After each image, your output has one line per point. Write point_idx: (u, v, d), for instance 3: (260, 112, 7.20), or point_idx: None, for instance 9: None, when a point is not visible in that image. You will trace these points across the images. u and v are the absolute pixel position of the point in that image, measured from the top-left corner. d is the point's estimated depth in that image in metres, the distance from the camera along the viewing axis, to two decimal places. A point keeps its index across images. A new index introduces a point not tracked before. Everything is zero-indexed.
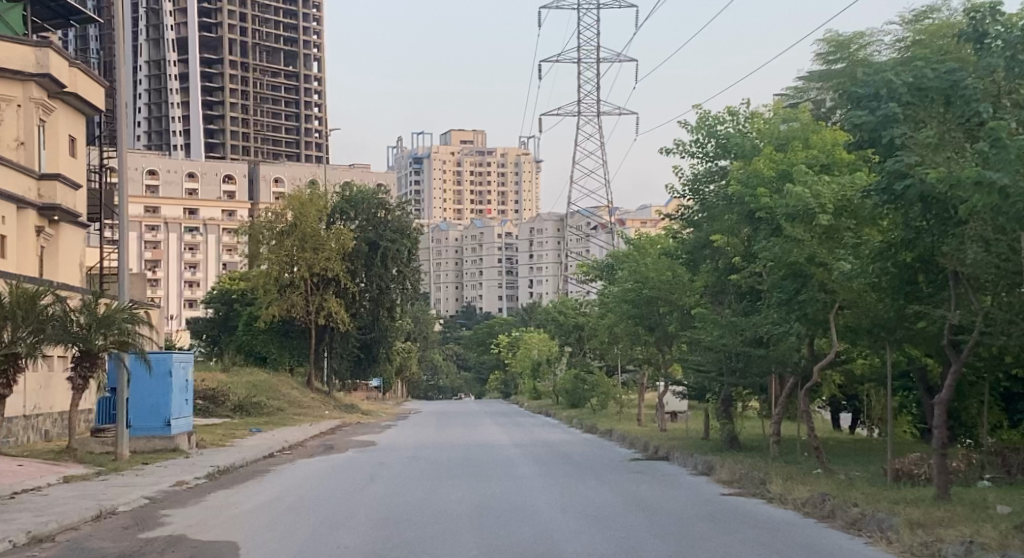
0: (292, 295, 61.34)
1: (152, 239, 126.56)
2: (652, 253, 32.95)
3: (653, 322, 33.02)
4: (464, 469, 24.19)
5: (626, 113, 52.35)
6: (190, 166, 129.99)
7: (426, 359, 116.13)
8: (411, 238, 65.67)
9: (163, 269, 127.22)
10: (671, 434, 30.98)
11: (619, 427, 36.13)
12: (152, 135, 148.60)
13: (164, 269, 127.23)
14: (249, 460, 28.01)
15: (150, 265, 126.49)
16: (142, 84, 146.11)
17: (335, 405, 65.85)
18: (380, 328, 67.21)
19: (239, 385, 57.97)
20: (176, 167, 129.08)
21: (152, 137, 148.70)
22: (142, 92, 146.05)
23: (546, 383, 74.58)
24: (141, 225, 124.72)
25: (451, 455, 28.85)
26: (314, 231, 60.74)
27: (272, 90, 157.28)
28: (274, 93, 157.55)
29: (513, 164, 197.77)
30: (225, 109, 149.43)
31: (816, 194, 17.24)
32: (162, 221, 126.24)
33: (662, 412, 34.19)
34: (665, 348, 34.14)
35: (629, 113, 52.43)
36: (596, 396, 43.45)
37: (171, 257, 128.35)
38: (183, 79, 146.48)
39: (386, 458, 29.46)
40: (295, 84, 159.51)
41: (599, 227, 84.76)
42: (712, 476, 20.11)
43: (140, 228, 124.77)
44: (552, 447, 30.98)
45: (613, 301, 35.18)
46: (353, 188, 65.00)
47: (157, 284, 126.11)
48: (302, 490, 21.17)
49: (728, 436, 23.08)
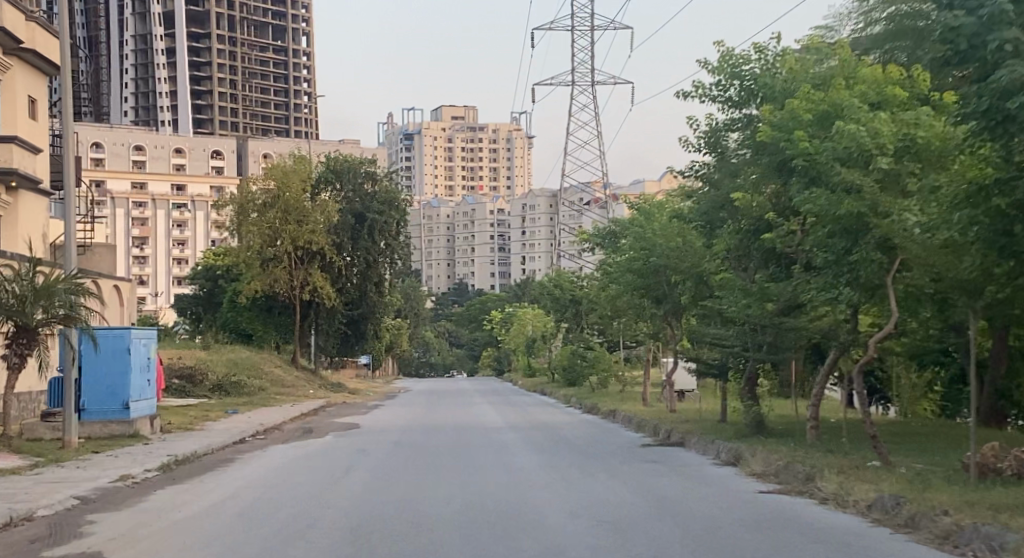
0: (276, 270, 58.19)
1: (139, 216, 123.53)
2: (660, 217, 30.17)
3: (661, 293, 30.23)
4: (452, 458, 21.52)
5: (624, 80, 49.38)
6: (178, 141, 125.55)
7: (417, 337, 113.48)
8: (400, 210, 62.82)
9: (152, 247, 124.83)
10: (683, 415, 28.14)
11: (623, 407, 33.39)
12: (138, 110, 145.40)
13: (152, 247, 124.92)
14: (216, 447, 25.18)
15: (138, 243, 124.08)
16: (129, 59, 142.85)
17: (321, 384, 63.03)
18: (369, 304, 64.14)
19: (218, 363, 55.05)
20: (163, 142, 124.87)
21: (138, 111, 145.21)
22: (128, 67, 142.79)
23: (540, 361, 71.88)
24: (128, 202, 121.87)
25: (436, 441, 26.22)
26: (299, 203, 57.79)
27: (260, 65, 154.10)
28: (263, 68, 154.51)
29: (504, 140, 194.78)
30: (213, 84, 146.43)
31: (873, 131, 14.53)
32: (149, 197, 123.14)
33: (671, 389, 31.30)
34: (674, 321, 31.31)
35: (627, 79, 49.42)
36: (595, 374, 40.74)
37: (160, 235, 125.57)
38: (170, 54, 143.13)
39: (368, 444, 26.78)
40: (284, 59, 156.70)
41: (594, 201, 82.11)
42: (742, 467, 17.35)
43: (127, 204, 122.02)
44: (551, 431, 28.36)
45: (616, 270, 32.38)
46: (338, 158, 62.04)
47: (144, 262, 124.28)
48: (270, 482, 18.51)
49: (755, 420, 20.30)
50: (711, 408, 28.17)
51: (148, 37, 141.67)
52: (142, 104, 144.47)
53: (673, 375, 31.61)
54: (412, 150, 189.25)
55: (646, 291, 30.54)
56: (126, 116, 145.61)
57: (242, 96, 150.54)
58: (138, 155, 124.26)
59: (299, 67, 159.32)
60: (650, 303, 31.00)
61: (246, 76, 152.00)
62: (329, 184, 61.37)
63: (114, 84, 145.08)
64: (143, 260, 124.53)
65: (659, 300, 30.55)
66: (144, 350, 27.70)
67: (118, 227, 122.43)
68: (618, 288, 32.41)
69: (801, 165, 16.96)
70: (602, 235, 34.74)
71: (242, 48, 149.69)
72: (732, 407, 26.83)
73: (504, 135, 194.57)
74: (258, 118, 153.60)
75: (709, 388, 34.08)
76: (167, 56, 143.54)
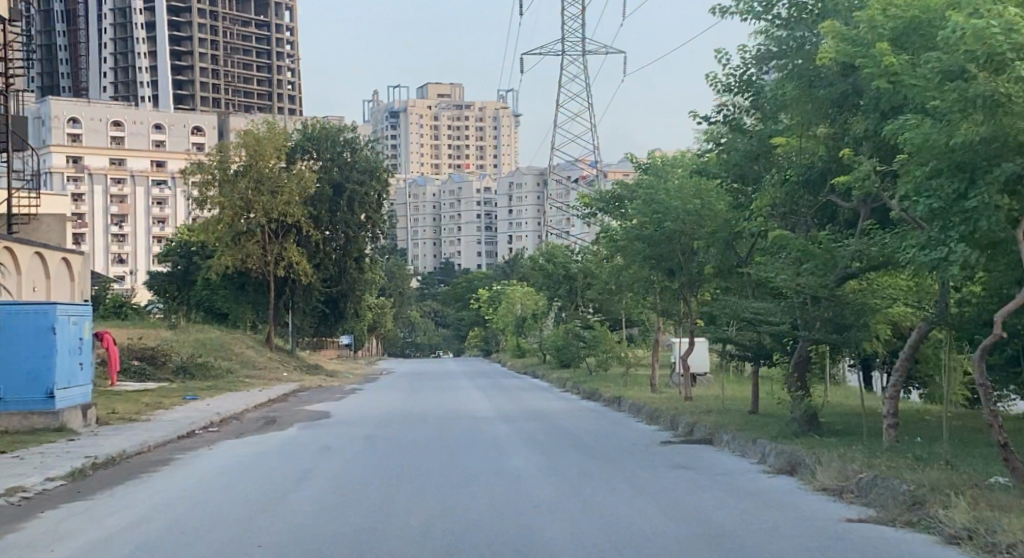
0: (248, 244, 54.12)
1: (117, 193, 119.50)
2: (675, 178, 26.34)
3: (677, 263, 26.30)
4: (434, 460, 17.89)
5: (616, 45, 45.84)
6: (157, 117, 120.61)
7: (401, 317, 109.91)
8: (382, 181, 58.58)
9: (130, 224, 120.13)
10: (703, 403, 24.20)
11: (629, 393, 29.62)
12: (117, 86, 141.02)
13: (132, 224, 120.21)
14: (154, 445, 21.31)
15: (116, 221, 119.43)
16: (107, 33, 138.44)
17: (297, 365, 59.13)
18: (349, 281, 59.58)
19: (185, 344, 51.05)
20: (141, 117, 119.54)
21: (118, 88, 140.22)
22: (107, 42, 138.44)
23: (530, 341, 68.15)
24: (106, 177, 117.82)
25: (417, 435, 22.62)
26: (272, 172, 53.88)
27: (243, 40, 149.80)
28: (245, 43, 150.12)
29: (491, 118, 190.92)
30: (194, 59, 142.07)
31: (1008, 25, 10.91)
32: (128, 173, 118.81)
33: (688, 369, 27.28)
34: (690, 293, 27.34)
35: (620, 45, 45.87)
36: (593, 355, 36.80)
37: (139, 212, 121.13)
38: (149, 29, 138.59)
39: (338, 438, 23.17)
40: (266, 35, 152.43)
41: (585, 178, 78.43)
42: (804, 480, 13.48)
43: (105, 180, 117.98)
44: (550, 422, 24.72)
45: (620, 239, 28.57)
46: (316, 125, 57.97)
47: (124, 240, 119.42)
48: (203, 494, 14.78)
49: (807, 416, 16.43)
50: (740, 397, 24.26)
51: (127, 11, 137.17)
52: (121, 79, 139.83)
53: (688, 356, 27.65)
54: (398, 127, 184.65)
55: (659, 260, 26.68)
56: (106, 92, 140.59)
57: (223, 71, 145.74)
58: (116, 131, 118.81)
59: (281, 43, 154.82)
60: (663, 274, 27.08)
61: (228, 51, 147.19)
62: (306, 153, 57.29)
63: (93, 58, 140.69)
64: (122, 238, 119.45)
65: (671, 269, 26.71)
66: (75, 330, 23.66)
67: (95, 204, 118.04)
68: (624, 259, 28.49)
69: (884, 87, 13.34)
70: (606, 198, 30.58)
71: (223, 22, 145.23)
72: (764, 397, 22.93)
73: (490, 113, 190.14)
74: (240, 95, 148.39)
75: (725, 371, 30.33)
76: (145, 30, 138.95)
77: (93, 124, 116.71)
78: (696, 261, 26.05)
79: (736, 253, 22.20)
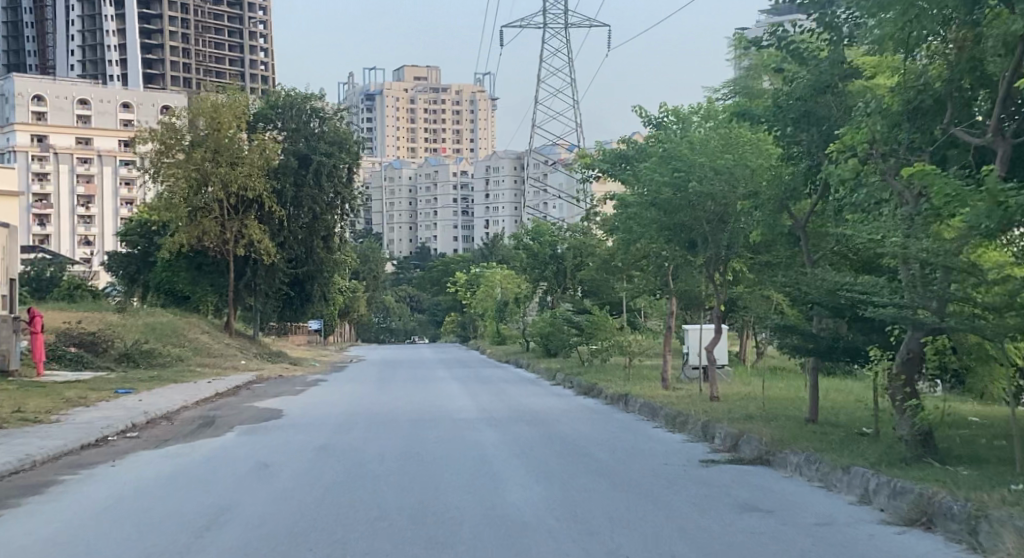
0: (205, 221, 49.03)
1: (84, 172, 113.55)
2: (700, 132, 21.61)
3: (701, 232, 21.56)
4: (404, 492, 13.35)
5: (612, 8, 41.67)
6: (124, 95, 115.00)
7: (375, 302, 105.10)
8: (353, 153, 53.53)
9: (97, 206, 113.82)
10: (738, 406, 19.50)
11: (639, 391, 24.90)
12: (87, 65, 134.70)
13: (98, 206, 113.98)
14: (41, 462, 16.53)
15: (83, 201, 112.83)
16: (75, 11, 132.94)
17: (257, 352, 54.14)
18: (316, 260, 54.00)
19: (133, 328, 46.07)
20: (109, 97, 114.42)
21: (87, 67, 133.42)
22: (74, 19, 132.87)
23: (510, 328, 63.51)
24: (73, 157, 112.17)
25: (385, 447, 18.08)
26: (230, 141, 48.88)
27: (214, 19, 143.41)
28: (217, 22, 143.88)
29: (468, 102, 186.60)
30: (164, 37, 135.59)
31: None
32: (95, 153, 113.04)
33: (712, 360, 22.11)
34: (715, 269, 22.52)
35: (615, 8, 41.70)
36: (590, 346, 32.11)
37: (106, 193, 114.59)
38: (118, 5, 132.45)
39: (285, 448, 18.60)
40: (238, 13, 146.60)
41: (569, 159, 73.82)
42: (969, 542, 9.07)
43: (71, 159, 112.28)
44: (549, 428, 20.13)
45: (630, 207, 23.73)
46: (279, 92, 52.85)
47: (90, 222, 113.38)
48: (62, 553, 10.28)
49: (919, 435, 11.85)
50: (788, 402, 19.41)
51: None
52: (90, 57, 133.42)
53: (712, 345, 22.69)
54: (373, 110, 179.40)
55: (679, 229, 21.88)
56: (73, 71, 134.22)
57: (194, 50, 140.14)
58: (82, 110, 113.89)
59: (255, 22, 148.25)
60: (681, 247, 22.38)
61: (198, 30, 141.50)
62: (269, 122, 52.22)
63: (61, 36, 135.27)
64: (88, 220, 113.17)
65: (695, 241, 21.89)
66: None
67: (62, 184, 112.46)
68: (632, 231, 23.59)
69: None
70: (611, 158, 25.67)
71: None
72: (821, 403, 18.25)
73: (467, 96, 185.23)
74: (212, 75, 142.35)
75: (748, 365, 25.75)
76: (115, 7, 132.52)
77: (58, 102, 112.46)
78: (728, 232, 21.22)
79: (790, 214, 17.21)
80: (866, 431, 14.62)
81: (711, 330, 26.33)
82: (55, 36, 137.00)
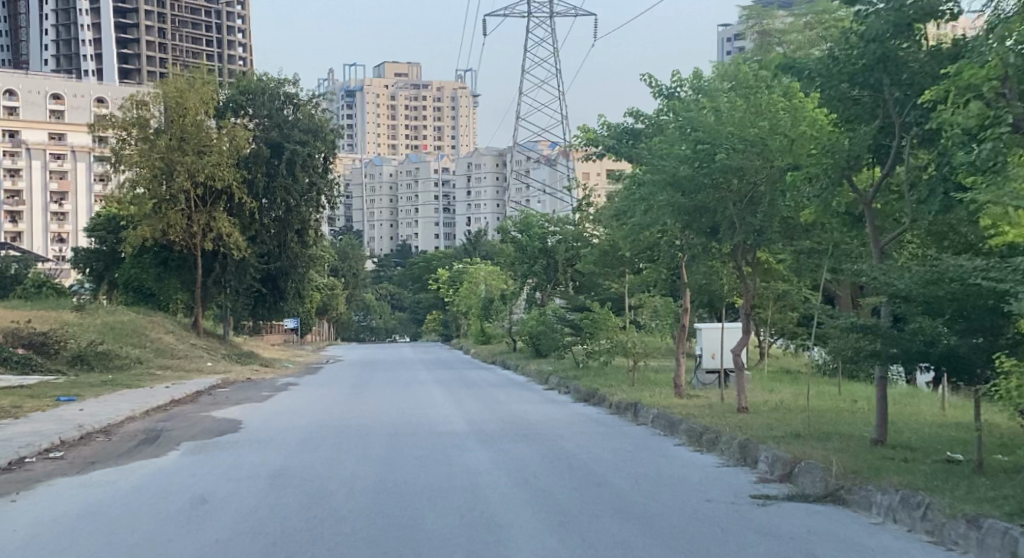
0: (171, 213, 45.38)
1: (58, 169, 109.05)
2: (729, 100, 18.33)
3: (727, 216, 18.33)
4: (378, 548, 10.28)
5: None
6: (101, 90, 111.79)
7: (355, 299, 101.87)
8: (328, 142, 49.76)
9: (71, 203, 109.82)
10: (780, 421, 16.27)
11: (650, 399, 21.79)
12: (61, 60, 130.60)
13: (73, 203, 109.70)
14: None
15: (55, 199, 108.97)
16: (48, 5, 129.07)
17: (227, 352, 50.80)
18: (290, 255, 50.17)
19: (90, 328, 42.76)
20: (83, 91, 112.76)
21: (61, 61, 130.32)
22: (48, 13, 129.06)
23: (495, 328, 60.54)
24: (46, 153, 107.70)
25: (357, 473, 14.92)
26: (197, 127, 45.46)
27: (192, 13, 139.20)
28: (194, 16, 139.34)
29: (449, 99, 183.60)
30: (141, 31, 131.47)
31: None
32: (69, 149, 108.82)
33: (742, 365, 18.78)
34: (744, 256, 19.22)
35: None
36: (588, 347, 29.12)
37: (80, 190, 110.94)
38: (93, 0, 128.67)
39: (232, 474, 15.36)
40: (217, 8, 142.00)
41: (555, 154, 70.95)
42: None
43: (44, 155, 107.67)
44: (550, 445, 17.12)
45: (639, 186, 20.39)
46: (249, 76, 49.08)
47: (63, 219, 109.56)
48: None
49: None
50: (841, 418, 16.38)
51: None
52: (64, 52, 129.53)
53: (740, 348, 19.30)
54: (353, 107, 176.16)
55: (700, 214, 18.55)
56: (47, 66, 130.75)
57: (170, 45, 135.48)
58: (55, 105, 111.37)
59: (233, 17, 144.64)
60: (702, 234, 19.11)
61: (174, 25, 136.88)
62: (238, 108, 48.55)
63: (34, 29, 131.85)
64: (61, 217, 108.91)
65: (720, 226, 18.55)
66: None
67: (34, 180, 107.17)
68: (645, 220, 20.17)
69: None
70: (619, 132, 22.63)
71: None
72: (881, 425, 15.07)
73: (449, 93, 182.37)
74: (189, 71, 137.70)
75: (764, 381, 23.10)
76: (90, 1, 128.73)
77: (31, 97, 110.64)
78: (762, 211, 17.89)
79: (854, 187, 13.66)
80: (955, 463, 11.69)
81: (732, 330, 23.41)
82: (29, 31, 133.69)
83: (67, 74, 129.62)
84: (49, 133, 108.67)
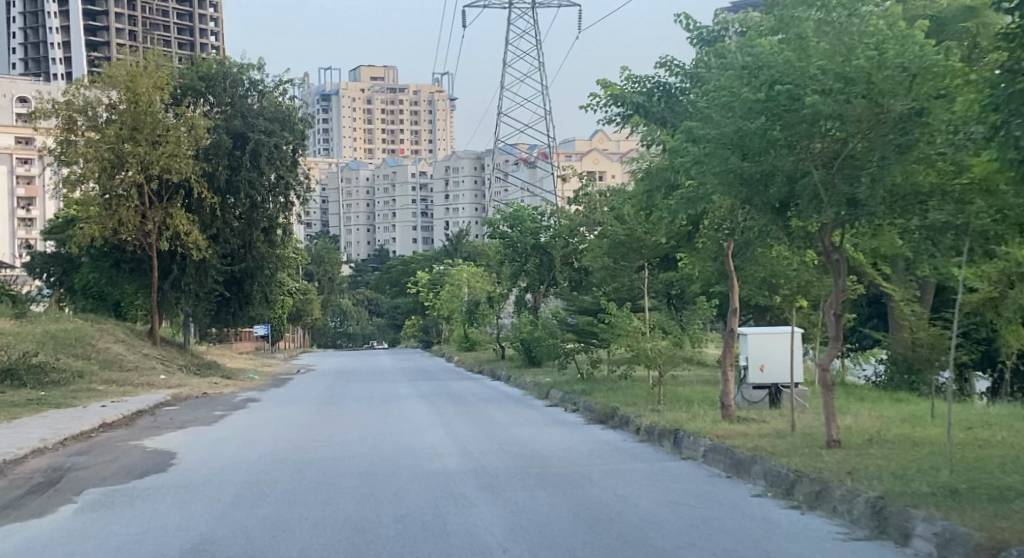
0: (123, 209, 40.19)
1: (25, 174, 103.86)
2: (820, 27, 13.48)
3: (814, 186, 13.53)
4: None
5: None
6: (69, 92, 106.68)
7: (330, 305, 96.72)
8: (298, 132, 44.17)
9: (38, 208, 104.30)
10: (908, 463, 11.66)
11: (693, 423, 17.13)
12: (29, 64, 126.35)
13: (40, 208, 104.11)
14: None
15: (22, 205, 103.42)
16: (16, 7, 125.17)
17: (184, 363, 45.72)
18: (256, 257, 44.96)
19: (27, 336, 37.77)
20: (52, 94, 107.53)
21: (29, 65, 126.59)
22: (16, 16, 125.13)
23: (478, 336, 55.72)
24: (12, 158, 102.25)
25: (310, 551, 10.25)
26: (152, 118, 39.65)
27: (162, 15, 131.16)
28: (164, 19, 131.11)
29: (426, 102, 178.82)
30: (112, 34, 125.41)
31: None
32: (36, 153, 103.46)
33: (829, 386, 14.01)
34: (831, 242, 14.29)
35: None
36: (607, 354, 24.44)
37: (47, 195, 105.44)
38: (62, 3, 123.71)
39: (130, 550, 10.66)
40: (188, 10, 133.72)
41: (540, 154, 66.32)
42: None
43: (10, 161, 102.26)
44: (582, 498, 12.43)
45: (679, 150, 15.41)
46: (207, 61, 43.36)
47: (29, 225, 103.89)
48: None
49: None
50: (989, 458, 11.85)
51: None
52: (32, 55, 125.89)
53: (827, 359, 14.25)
54: (328, 110, 171.19)
55: (768, 182, 13.65)
56: (15, 69, 126.52)
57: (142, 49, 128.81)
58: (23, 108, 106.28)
59: (205, 19, 136.00)
60: (767, 213, 14.09)
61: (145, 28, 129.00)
62: (197, 96, 42.64)
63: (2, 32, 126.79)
64: (29, 223, 103.44)
65: (798, 198, 13.59)
66: None
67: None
68: (694, 196, 15.17)
69: None
70: (651, 87, 18.08)
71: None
72: None
73: (426, 96, 177.83)
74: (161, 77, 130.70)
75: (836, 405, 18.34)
76: (59, 3, 123.83)
77: None
78: (866, 176, 13.10)
79: None
80: None
81: (786, 336, 18.86)
82: None
83: (35, 77, 124.26)
84: (16, 137, 103.37)
